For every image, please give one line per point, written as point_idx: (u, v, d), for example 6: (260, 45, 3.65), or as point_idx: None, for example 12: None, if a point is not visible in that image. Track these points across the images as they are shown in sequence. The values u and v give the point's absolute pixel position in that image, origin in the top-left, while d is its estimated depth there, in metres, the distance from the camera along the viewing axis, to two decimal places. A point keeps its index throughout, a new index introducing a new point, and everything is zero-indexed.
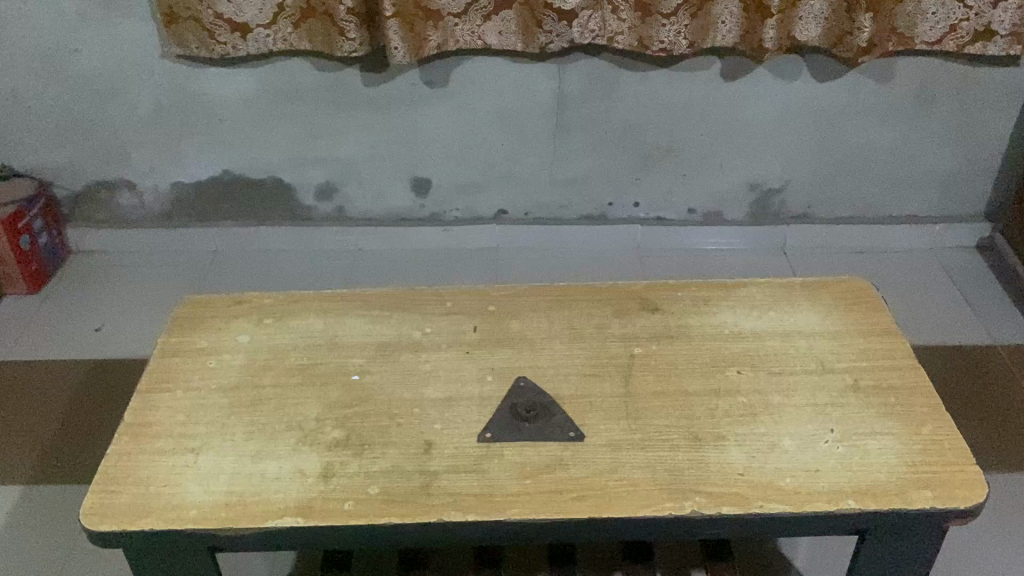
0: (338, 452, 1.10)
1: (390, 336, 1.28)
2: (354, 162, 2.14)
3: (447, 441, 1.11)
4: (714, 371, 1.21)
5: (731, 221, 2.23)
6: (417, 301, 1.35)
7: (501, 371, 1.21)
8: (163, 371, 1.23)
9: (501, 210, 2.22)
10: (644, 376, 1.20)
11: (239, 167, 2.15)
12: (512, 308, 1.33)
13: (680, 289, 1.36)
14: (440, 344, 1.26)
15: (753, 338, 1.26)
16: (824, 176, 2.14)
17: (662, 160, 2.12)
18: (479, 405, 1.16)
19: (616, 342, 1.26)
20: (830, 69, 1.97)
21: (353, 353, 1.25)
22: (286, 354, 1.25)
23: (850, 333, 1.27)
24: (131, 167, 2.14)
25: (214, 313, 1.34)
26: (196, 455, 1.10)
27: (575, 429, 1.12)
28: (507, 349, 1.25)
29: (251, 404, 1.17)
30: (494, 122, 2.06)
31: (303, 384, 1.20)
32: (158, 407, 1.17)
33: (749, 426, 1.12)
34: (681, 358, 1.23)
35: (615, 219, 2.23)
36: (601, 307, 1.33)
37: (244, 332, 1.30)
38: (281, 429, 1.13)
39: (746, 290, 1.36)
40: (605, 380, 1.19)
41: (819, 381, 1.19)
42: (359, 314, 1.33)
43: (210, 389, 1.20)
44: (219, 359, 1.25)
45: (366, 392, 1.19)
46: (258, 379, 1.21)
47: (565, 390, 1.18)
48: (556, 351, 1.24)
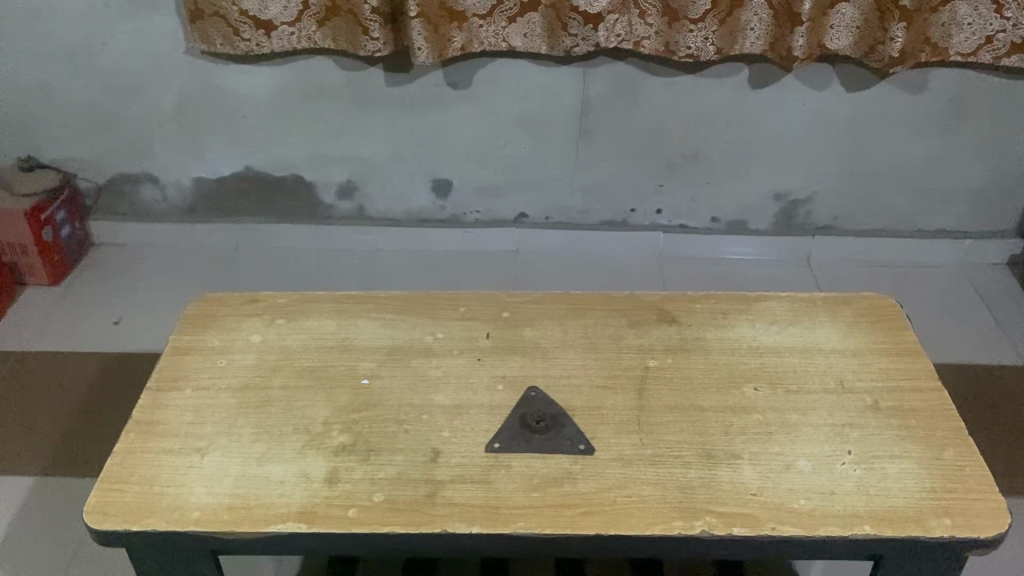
0: (345, 458, 1.08)
1: (401, 340, 1.26)
2: (376, 162, 2.13)
3: (455, 450, 1.09)
4: (730, 387, 1.18)
5: (756, 231, 2.19)
6: (431, 305, 1.33)
7: (513, 380, 1.19)
8: (173, 369, 1.22)
9: (521, 214, 2.20)
10: (658, 390, 1.17)
11: (261, 163, 2.15)
12: (526, 315, 1.31)
13: (698, 300, 1.33)
14: (452, 350, 1.25)
15: (771, 354, 1.23)
16: (851, 187, 2.10)
17: (686, 168, 2.09)
18: (489, 414, 1.14)
19: (630, 354, 1.23)
20: (861, 79, 1.93)
21: (364, 356, 1.24)
22: (296, 356, 1.24)
23: (871, 352, 1.23)
24: (154, 161, 2.15)
25: (227, 312, 1.33)
26: (201, 456, 1.10)
27: (586, 442, 1.10)
28: (520, 357, 1.23)
29: (259, 405, 1.17)
30: (517, 125, 2.04)
31: (313, 386, 1.19)
32: (166, 405, 1.17)
33: (764, 444, 1.10)
34: (697, 373, 1.20)
35: (637, 226, 2.21)
36: (617, 317, 1.30)
37: (255, 332, 1.29)
38: (288, 432, 1.12)
39: (767, 304, 1.33)
40: (618, 393, 1.17)
41: (838, 400, 1.16)
42: (371, 316, 1.31)
43: (219, 390, 1.19)
44: (230, 359, 1.24)
45: (375, 397, 1.17)
46: (267, 380, 1.21)
47: (576, 402, 1.16)
48: (569, 361, 1.22)
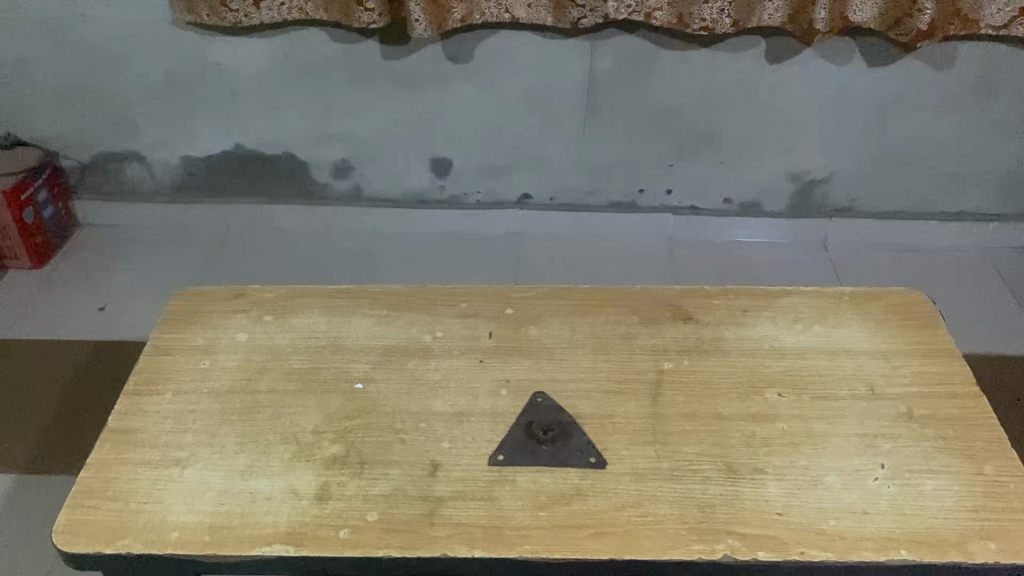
0: (336, 472, 1.00)
1: (397, 339, 1.18)
2: (372, 140, 2.03)
3: (456, 463, 1.01)
4: (751, 393, 1.10)
5: (770, 213, 2.10)
6: (429, 301, 1.24)
7: (518, 384, 1.11)
8: (152, 371, 1.14)
9: (525, 195, 2.11)
10: (673, 396, 1.09)
11: (252, 142, 2.05)
12: (531, 312, 1.22)
13: (716, 296, 1.24)
14: (452, 350, 1.16)
15: (795, 356, 1.15)
16: (871, 168, 2.01)
17: (698, 147, 1.99)
18: (491, 422, 1.06)
19: (643, 355, 1.15)
20: (884, 54, 1.83)
21: (357, 357, 1.15)
22: (283, 357, 1.16)
23: (903, 354, 1.15)
24: (140, 139, 2.05)
25: (210, 307, 1.24)
26: (182, 469, 1.01)
27: (597, 454, 1.02)
28: (525, 359, 1.14)
29: (244, 411, 1.08)
30: (520, 101, 1.94)
31: (302, 391, 1.11)
32: (144, 412, 1.08)
33: (789, 458, 1.01)
34: (715, 377, 1.12)
35: (645, 208, 2.11)
36: (629, 314, 1.21)
37: (241, 331, 1.20)
38: (276, 442, 1.04)
39: (789, 300, 1.24)
40: (632, 399, 1.08)
41: (868, 408, 1.07)
42: (365, 313, 1.22)
43: (201, 394, 1.11)
44: (214, 360, 1.16)
45: (369, 403, 1.09)
46: (253, 382, 1.12)
47: (586, 409, 1.07)
48: (577, 363, 1.14)
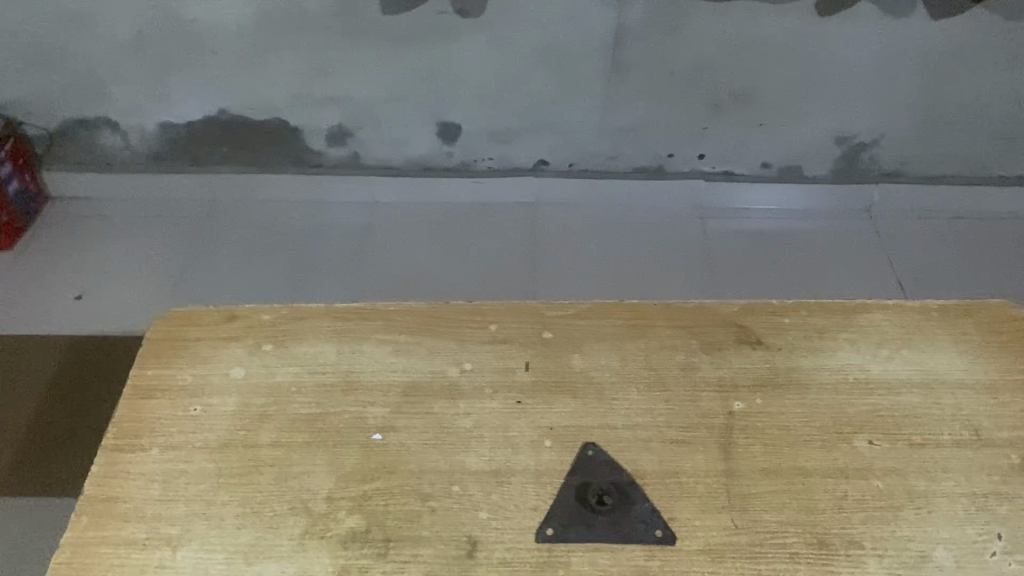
0: (358, 555, 0.85)
1: (419, 374, 1.01)
2: (372, 103, 1.82)
3: (498, 540, 0.86)
4: (836, 441, 0.94)
5: (810, 178, 1.91)
6: (454, 322, 1.06)
7: (564, 433, 0.95)
8: (133, 419, 0.97)
9: (541, 161, 1.91)
10: (747, 446, 0.93)
11: (238, 106, 1.84)
12: (574, 335, 1.05)
13: (785, 313, 1.07)
14: (483, 388, 0.99)
15: (884, 391, 0.99)
16: (925, 129, 1.82)
17: (735, 108, 1.79)
18: (536, 483, 0.90)
19: (707, 393, 0.99)
20: (951, 4, 1.62)
21: (374, 398, 0.99)
22: (288, 398, 0.99)
23: (1008, 388, 0.99)
24: (111, 104, 1.83)
25: (199, 333, 1.07)
26: (173, 551, 0.86)
27: (663, 527, 0.87)
28: (570, 398, 0.98)
29: (245, 473, 0.92)
30: (538, 59, 1.73)
31: (311, 444, 0.94)
32: (126, 475, 0.92)
33: (888, 527, 0.86)
34: (793, 421, 0.96)
35: (674, 173, 1.92)
36: (688, 339, 1.04)
37: (236, 365, 1.03)
38: (284, 513, 0.88)
39: (871, 317, 1.07)
40: (699, 452, 0.93)
41: (975, 459, 0.92)
42: (379, 339, 1.05)
43: (193, 450, 0.94)
44: (205, 404, 0.99)
45: (391, 460, 0.93)
46: (254, 432, 0.96)
47: (647, 465, 0.92)
48: (632, 404, 0.97)
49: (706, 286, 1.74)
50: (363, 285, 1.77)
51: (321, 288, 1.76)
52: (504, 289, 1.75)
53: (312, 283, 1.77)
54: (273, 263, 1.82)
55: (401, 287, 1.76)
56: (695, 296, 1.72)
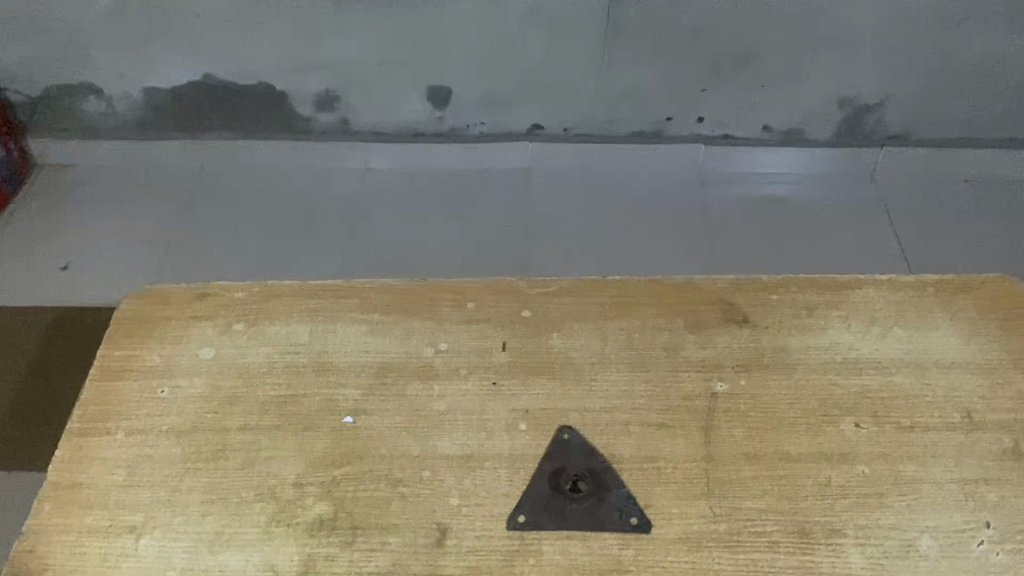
0: (324, 543, 0.83)
1: (394, 355, 0.98)
2: (360, 68, 1.77)
3: (468, 528, 0.84)
4: (822, 424, 0.91)
5: (813, 142, 1.86)
6: (430, 300, 1.03)
7: (541, 416, 0.92)
8: (100, 401, 0.95)
9: (536, 126, 1.87)
10: (729, 430, 0.90)
11: (223, 71, 1.79)
12: (554, 314, 1.01)
13: (774, 291, 1.04)
14: (458, 369, 0.96)
15: (874, 372, 0.95)
16: (932, 91, 1.76)
17: (734, 71, 1.74)
18: (510, 468, 0.88)
19: (690, 374, 0.95)
20: None
21: (346, 379, 0.96)
22: (258, 380, 0.96)
23: (1004, 368, 0.95)
24: (94, 70, 1.80)
25: (170, 312, 1.04)
26: (136, 539, 0.84)
27: (639, 515, 0.84)
28: (548, 380, 0.95)
29: (212, 458, 0.90)
30: (529, 21, 1.67)
31: (280, 427, 0.92)
32: (92, 459, 0.90)
33: (873, 514, 0.83)
34: (777, 404, 0.93)
35: (672, 137, 1.87)
36: (672, 318, 1.01)
37: (206, 346, 1.00)
38: (251, 500, 0.86)
39: (863, 293, 1.03)
40: (679, 437, 0.90)
41: (966, 443, 0.89)
42: (354, 319, 1.02)
43: (159, 433, 0.92)
44: (174, 386, 0.96)
45: (362, 444, 0.90)
46: (222, 416, 0.93)
47: (624, 450, 0.89)
48: (611, 386, 0.94)
49: (703, 256, 1.70)
50: (351, 255, 1.73)
51: (308, 258, 1.73)
52: (495, 259, 1.71)
53: (300, 254, 1.74)
54: (261, 234, 1.78)
55: (390, 257, 1.72)
56: (691, 266, 1.68)
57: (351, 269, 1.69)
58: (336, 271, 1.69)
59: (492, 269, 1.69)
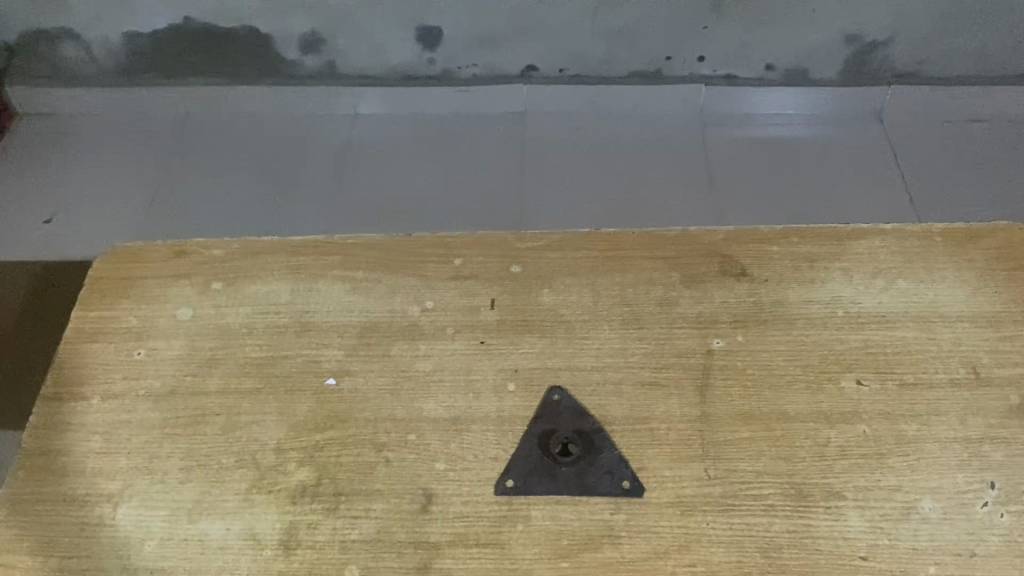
0: (307, 510, 0.80)
1: (378, 314, 0.94)
2: (346, 9, 1.70)
3: (455, 493, 0.81)
4: (822, 382, 0.87)
5: (817, 81, 1.79)
6: (416, 256, 0.99)
7: (530, 376, 0.89)
8: (75, 366, 0.92)
9: (530, 67, 1.80)
10: (725, 389, 0.87)
11: (204, 14, 1.72)
12: (545, 269, 0.97)
13: (774, 242, 0.99)
14: (445, 328, 0.93)
15: (876, 327, 0.91)
16: (942, 26, 1.68)
17: (736, 7, 1.66)
18: (498, 431, 0.85)
19: (685, 331, 0.92)
20: None
21: (329, 339, 0.93)
22: (237, 341, 0.93)
23: (1012, 321, 0.91)
24: (70, 14, 1.73)
25: (146, 271, 1.00)
26: (114, 507, 0.81)
27: (631, 478, 0.81)
28: (538, 338, 0.91)
29: (191, 422, 0.87)
30: None
31: (261, 391, 0.89)
32: (67, 425, 0.87)
33: (873, 475, 0.81)
34: (776, 361, 0.89)
35: (672, 78, 1.81)
36: (667, 272, 0.97)
37: (184, 306, 0.97)
38: (231, 466, 0.84)
39: (867, 244, 0.99)
40: (673, 396, 0.87)
41: (971, 400, 0.85)
42: (337, 276, 0.98)
43: (137, 399, 0.89)
44: (151, 349, 0.93)
45: (345, 407, 0.87)
46: (201, 379, 0.90)
47: (616, 411, 0.86)
48: (604, 344, 0.91)
49: (704, 203, 1.65)
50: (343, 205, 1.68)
51: (298, 209, 1.68)
52: (490, 208, 1.66)
53: (290, 205, 1.69)
54: (249, 184, 1.73)
55: (383, 208, 1.68)
56: (691, 214, 1.63)
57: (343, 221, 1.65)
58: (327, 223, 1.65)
59: (487, 220, 1.64)
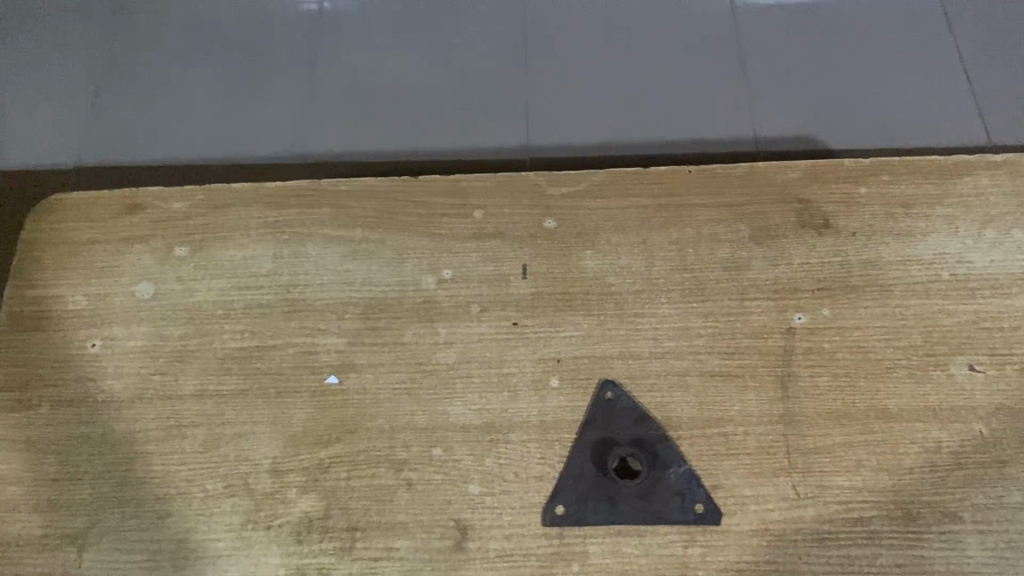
0: (316, 552, 0.67)
1: (383, 288, 0.77)
2: None
3: (494, 523, 0.67)
4: (927, 368, 0.73)
5: None
6: (426, 209, 0.81)
7: (575, 367, 0.73)
8: (16, 364, 0.75)
9: None
10: (813, 379, 0.72)
11: None
12: (583, 224, 0.79)
13: (861, 181, 0.81)
14: (468, 306, 0.76)
15: (990, 293, 0.75)
16: None
17: None
18: (541, 441, 0.70)
19: (760, 302, 0.75)
20: None
21: (327, 323, 0.76)
22: (212, 327, 0.76)
23: None
24: None
25: (93, 233, 0.81)
26: (79, 553, 0.67)
27: (704, 500, 0.68)
28: (582, 317, 0.75)
29: (163, 436, 0.71)
30: None
31: (248, 393, 0.73)
32: (13, 444, 0.71)
33: (995, 491, 0.68)
34: (871, 341, 0.74)
35: None
36: (733, 223, 0.79)
37: (144, 280, 0.78)
38: (218, 494, 0.69)
39: (974, 180, 0.81)
40: (749, 390, 0.72)
41: None
42: (329, 237, 0.80)
43: (95, 407, 0.73)
44: (108, 338, 0.76)
45: (354, 412, 0.72)
46: (171, 377, 0.74)
47: (683, 412, 0.71)
48: (662, 322, 0.75)
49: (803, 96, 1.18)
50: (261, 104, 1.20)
51: (198, 108, 1.20)
52: (469, 112, 1.19)
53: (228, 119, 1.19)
54: (130, 67, 1.24)
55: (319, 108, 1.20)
56: (774, 104, 1.18)
57: (262, 130, 1.18)
58: (240, 130, 1.18)
59: (465, 130, 1.17)
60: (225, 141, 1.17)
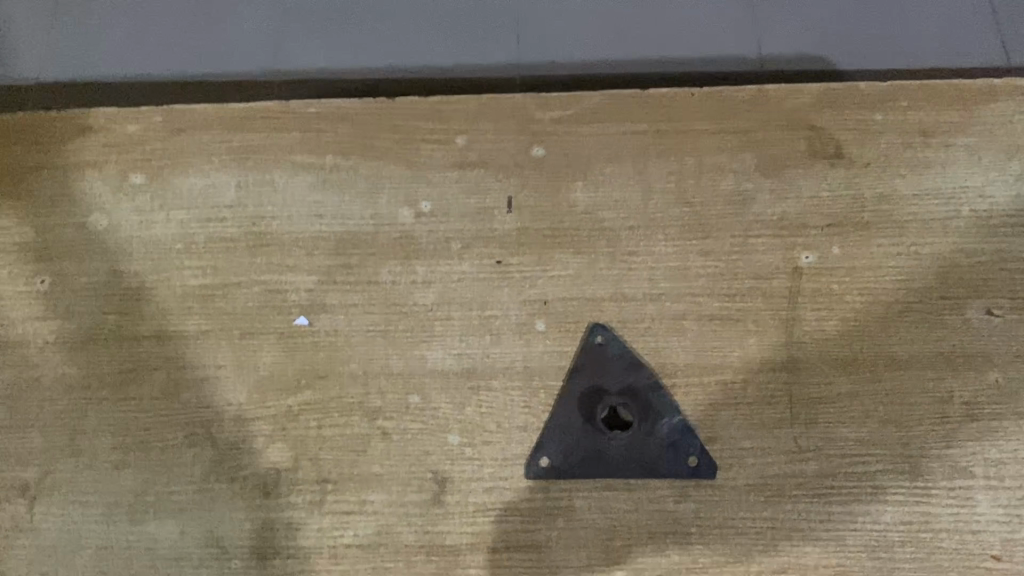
0: (284, 505, 0.62)
1: (357, 223, 0.71)
2: None
3: (474, 477, 0.63)
4: (942, 312, 0.67)
5: None
6: (402, 134, 0.73)
7: (563, 310, 0.68)
8: None
9: None
10: (819, 324, 0.67)
11: None
12: (575, 151, 0.72)
13: (880, 105, 0.73)
14: (447, 243, 0.70)
15: (1014, 231, 0.69)
16: None
17: None
18: (525, 389, 0.65)
19: (764, 240, 0.69)
20: None
21: (295, 259, 0.70)
22: (172, 263, 0.70)
23: None
24: None
25: (39, 156, 0.74)
26: (31, 505, 0.64)
27: (698, 454, 0.64)
28: (571, 255, 0.69)
29: (119, 381, 0.66)
30: None
31: (210, 335, 0.68)
32: None
33: (1008, 445, 0.64)
34: (883, 283, 0.68)
35: None
36: (737, 152, 0.72)
37: (97, 210, 0.72)
38: (179, 444, 0.64)
39: (1006, 103, 0.73)
40: (751, 335, 0.67)
41: None
42: (299, 166, 0.73)
43: (44, 349, 0.68)
44: (57, 274, 0.70)
45: (324, 356, 0.67)
46: (128, 317, 0.68)
47: (678, 358, 0.66)
48: (658, 261, 0.69)
49: None
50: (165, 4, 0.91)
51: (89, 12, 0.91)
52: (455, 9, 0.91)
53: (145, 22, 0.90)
54: None
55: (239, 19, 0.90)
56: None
57: (139, 38, 0.90)
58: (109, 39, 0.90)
59: (376, 43, 0.89)
60: (88, 55, 0.90)
